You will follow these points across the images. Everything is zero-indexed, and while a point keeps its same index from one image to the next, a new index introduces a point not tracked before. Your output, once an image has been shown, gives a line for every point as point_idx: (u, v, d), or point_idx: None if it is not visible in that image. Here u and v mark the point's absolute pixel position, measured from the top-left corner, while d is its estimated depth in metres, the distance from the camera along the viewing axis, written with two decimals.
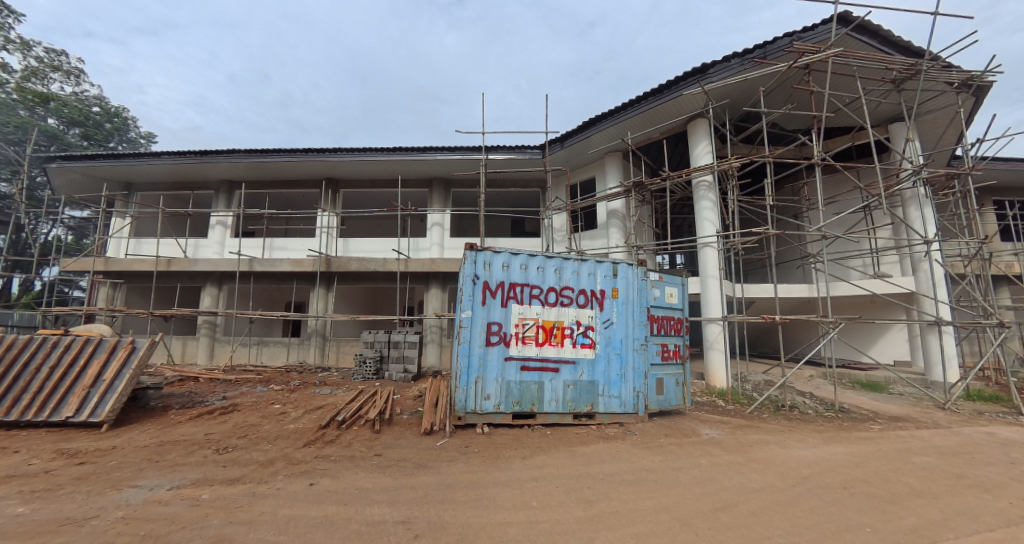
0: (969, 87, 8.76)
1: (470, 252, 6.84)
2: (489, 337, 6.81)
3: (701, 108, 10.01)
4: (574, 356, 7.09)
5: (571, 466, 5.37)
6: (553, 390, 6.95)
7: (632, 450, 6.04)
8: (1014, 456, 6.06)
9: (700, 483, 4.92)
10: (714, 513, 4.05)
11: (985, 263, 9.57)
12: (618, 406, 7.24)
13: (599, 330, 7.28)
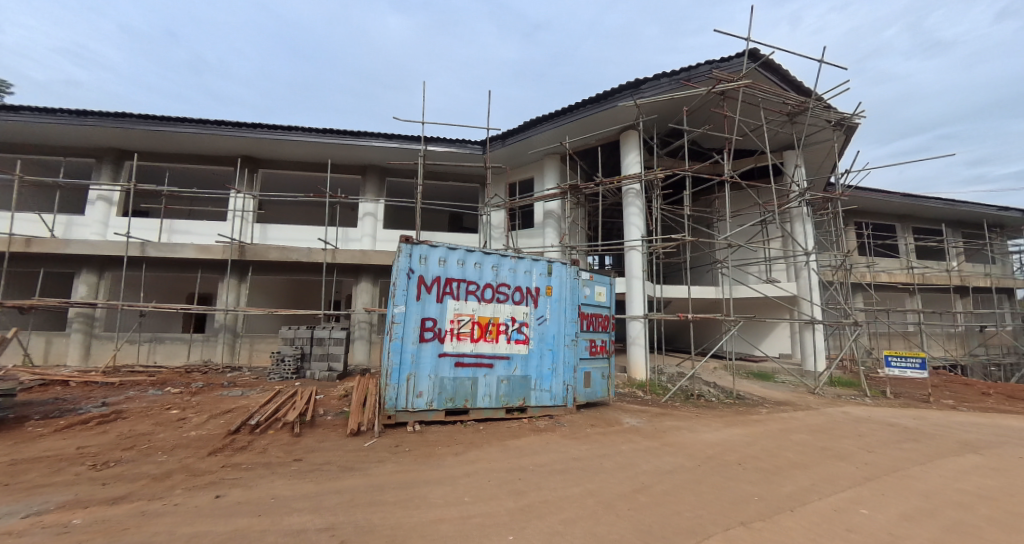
0: (842, 126, 10.58)
1: (404, 245, 6.60)
2: (423, 333, 6.67)
3: (633, 120, 10.74)
4: (509, 352, 7.24)
5: (502, 460, 5.50)
6: (486, 386, 7.04)
7: (563, 441, 6.37)
8: (862, 429, 7.50)
9: (622, 468, 5.34)
10: (634, 495, 4.45)
11: (847, 272, 11.64)
12: (549, 399, 7.55)
13: (532, 326, 7.50)
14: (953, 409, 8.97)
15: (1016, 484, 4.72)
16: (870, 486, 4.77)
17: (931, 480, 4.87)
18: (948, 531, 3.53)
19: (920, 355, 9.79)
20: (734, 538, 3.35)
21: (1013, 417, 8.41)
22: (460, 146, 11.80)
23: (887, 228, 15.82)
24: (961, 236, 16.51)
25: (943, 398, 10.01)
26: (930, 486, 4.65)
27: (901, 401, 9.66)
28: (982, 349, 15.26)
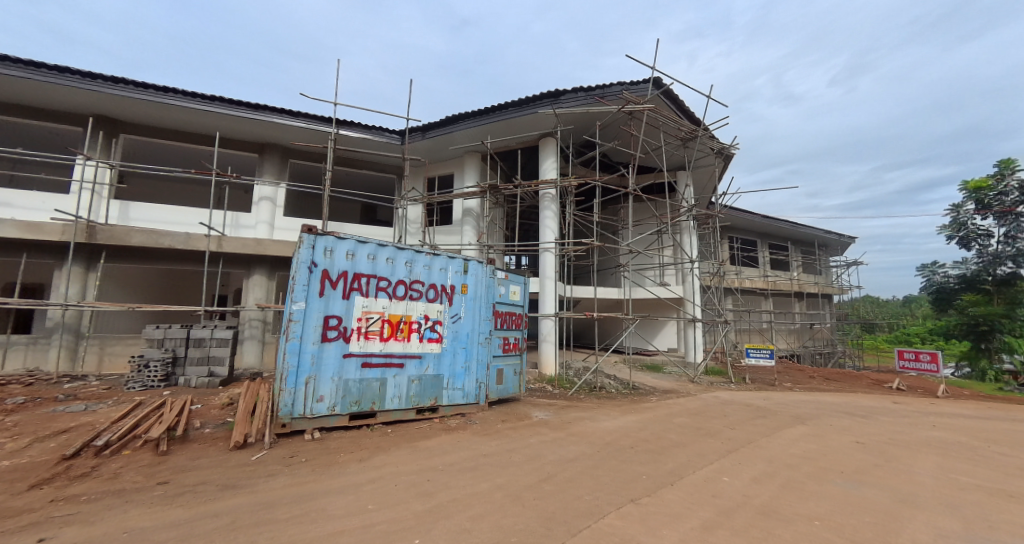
0: (721, 155, 12.37)
1: (306, 233, 4.56)
2: (325, 332, 4.66)
3: (552, 128, 11.15)
4: (421, 350, 5.37)
5: (417, 462, 4.04)
6: (396, 386, 5.13)
7: (476, 438, 4.92)
8: (729, 410, 8.82)
9: (537, 450, 4.83)
10: (549, 480, 3.84)
11: (720, 278, 13.64)
12: (462, 399, 5.77)
13: (449, 324, 5.68)
14: (790, 391, 11.00)
15: (828, 447, 5.93)
16: (732, 456, 5.45)
17: (773, 448, 5.94)
18: (783, 488, 4.34)
19: (768, 348, 11.88)
20: (628, 515, 3.25)
21: (828, 395, 10.64)
22: (374, 134, 11.01)
23: (749, 243, 18.76)
24: (798, 252, 20.34)
25: (783, 382, 12.34)
26: (772, 453, 5.66)
27: (756, 385, 11.57)
28: (810, 342, 19.16)
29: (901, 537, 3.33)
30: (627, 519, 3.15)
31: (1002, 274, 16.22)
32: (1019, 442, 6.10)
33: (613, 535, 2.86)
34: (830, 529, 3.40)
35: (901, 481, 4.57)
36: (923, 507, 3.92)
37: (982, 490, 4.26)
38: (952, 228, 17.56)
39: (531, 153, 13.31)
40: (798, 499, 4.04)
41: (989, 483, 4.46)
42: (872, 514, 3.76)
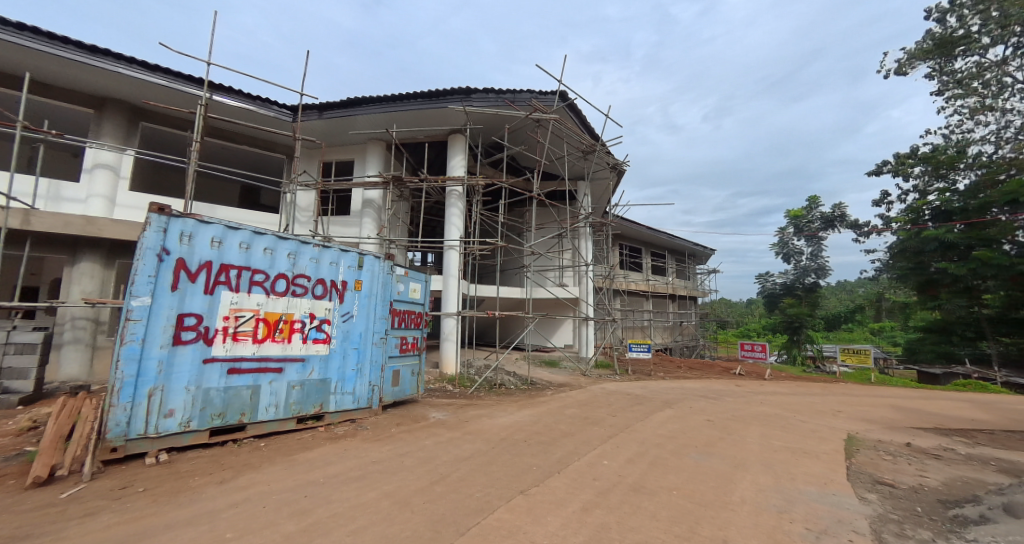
0: (616, 170, 13.47)
1: (156, 215, 3.76)
2: (179, 333, 3.91)
3: (461, 125, 10.98)
4: (304, 353, 4.82)
5: (292, 477, 3.58)
6: (271, 394, 4.52)
7: (365, 444, 4.57)
8: (612, 400, 9.58)
9: (430, 450, 4.66)
10: (441, 481, 3.71)
11: (611, 281, 14.82)
12: (352, 404, 5.33)
13: (338, 324, 5.20)
14: (661, 379, 12.41)
15: (686, 426, 6.79)
16: (612, 441, 5.90)
17: (647, 431, 6.59)
18: (651, 465, 4.83)
19: (647, 342, 13.24)
20: (515, 507, 3.28)
21: (690, 381, 12.25)
22: (258, 106, 9.65)
23: (636, 250, 20.74)
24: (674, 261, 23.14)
25: (657, 372, 13.89)
26: (645, 436, 6.27)
27: (636, 376, 12.82)
28: (680, 337, 21.87)
29: (734, 496, 3.92)
30: (516, 511, 3.19)
31: (809, 283, 20.49)
32: (817, 411, 7.69)
33: (500, 529, 2.85)
34: (684, 497, 3.86)
35: (736, 449, 5.42)
36: (751, 469, 4.68)
37: (788, 450, 5.23)
38: (778, 245, 21.63)
39: (440, 147, 12.98)
40: (661, 474, 4.53)
41: (796, 444, 5.52)
42: (713, 479, 4.38)
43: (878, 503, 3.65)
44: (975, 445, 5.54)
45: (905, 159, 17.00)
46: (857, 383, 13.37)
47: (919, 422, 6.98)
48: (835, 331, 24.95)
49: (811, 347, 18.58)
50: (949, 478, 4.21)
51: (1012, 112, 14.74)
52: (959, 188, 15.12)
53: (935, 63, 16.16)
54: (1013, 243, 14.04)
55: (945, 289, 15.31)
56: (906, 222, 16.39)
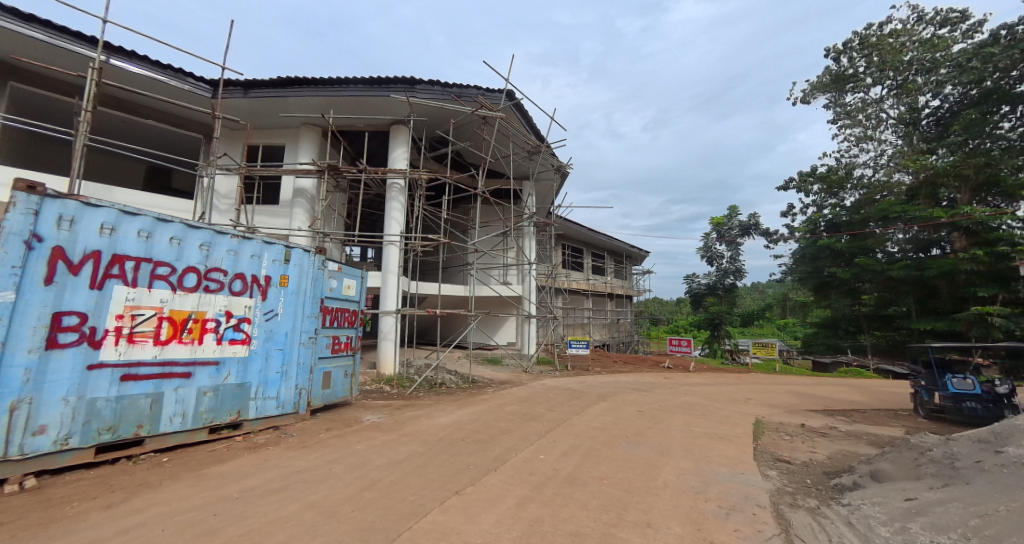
0: (560, 171, 13.78)
1: (24, 195, 3.09)
2: (55, 335, 3.24)
3: (405, 116, 10.64)
4: (218, 356, 4.36)
5: (203, 493, 3.26)
6: (177, 403, 4.00)
7: (289, 453, 4.28)
8: (550, 395, 9.83)
9: (362, 454, 4.48)
10: (374, 487, 3.58)
11: (552, 279, 15.20)
12: (275, 410, 4.95)
13: (259, 324, 4.79)
14: (598, 374, 12.95)
15: (618, 418, 7.16)
16: (549, 436, 6.06)
17: (581, 424, 6.84)
18: (584, 457, 5.04)
19: (585, 339, 13.76)
20: (450, 508, 3.26)
21: (624, 375, 12.92)
22: (167, 76, 8.64)
23: (577, 250, 21.41)
24: (612, 261, 24.23)
25: (594, 367, 14.47)
26: (580, 429, 6.51)
27: (574, 371, 13.26)
28: (617, 333, 22.91)
29: (658, 481, 4.20)
30: (450, 513, 3.16)
31: (728, 284, 22.48)
32: (731, 398, 8.46)
33: (432, 532, 2.82)
34: (613, 485, 4.07)
35: (662, 438, 5.80)
36: (673, 455, 5.05)
37: (706, 436, 5.70)
38: (703, 249, 23.39)
39: (381, 137, 12.51)
40: (593, 465, 4.73)
41: (711, 430, 6.03)
42: (640, 467, 4.66)
43: (778, 478, 4.10)
44: (853, 423, 6.43)
45: (806, 177, 19.14)
46: (765, 373, 14.89)
47: (811, 406, 7.93)
48: (748, 327, 27.61)
49: (728, 341, 20.37)
50: (833, 452, 4.85)
51: (887, 142, 17.19)
52: (847, 204, 17.36)
53: (831, 95, 18.41)
54: (885, 252, 16.16)
55: (835, 290, 17.54)
56: (806, 232, 18.48)
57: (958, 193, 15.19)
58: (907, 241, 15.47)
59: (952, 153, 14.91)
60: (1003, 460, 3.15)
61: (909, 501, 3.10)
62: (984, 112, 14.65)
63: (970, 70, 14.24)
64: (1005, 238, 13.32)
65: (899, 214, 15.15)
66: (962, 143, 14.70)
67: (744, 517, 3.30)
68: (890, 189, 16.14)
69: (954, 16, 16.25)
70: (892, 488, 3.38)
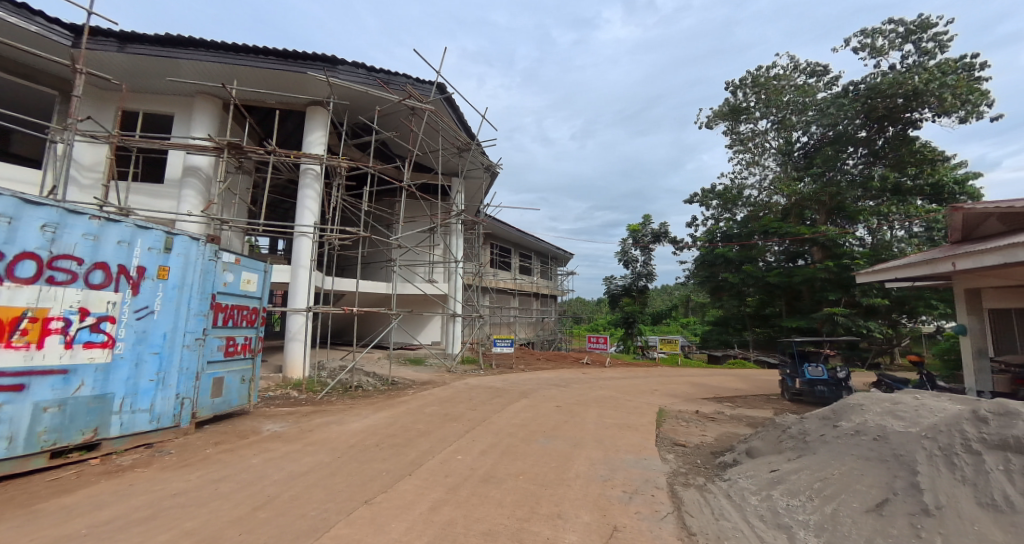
0: (490, 170, 13.86)
1: None
2: None
3: (324, 98, 9.90)
4: (66, 363, 3.62)
5: (37, 532, 2.69)
6: (2, 422, 3.21)
7: (163, 474, 3.73)
8: (472, 395, 9.79)
9: (256, 469, 4.05)
10: (269, 504, 3.26)
11: (478, 278, 15.21)
12: (147, 424, 4.28)
13: (127, 323, 4.10)
14: (521, 372, 13.20)
15: (537, 414, 7.34)
16: (467, 436, 6.01)
17: (500, 422, 6.90)
18: (502, 454, 5.09)
19: (510, 337, 13.90)
20: (356, 519, 3.08)
21: (546, 372, 13.31)
22: (7, 11, 7.03)
23: (505, 250, 21.63)
24: (538, 261, 24.91)
25: (518, 364, 14.74)
26: (499, 427, 6.56)
27: (498, 370, 13.37)
28: (541, 332, 23.55)
29: (571, 473, 4.37)
30: (356, 524, 2.98)
31: (641, 286, 24.25)
32: (639, 390, 9.14)
33: None
34: (529, 480, 4.15)
35: (576, 431, 6.05)
36: (586, 446, 5.28)
37: (616, 426, 6.07)
38: (620, 253, 24.95)
39: (297, 118, 11.53)
40: (510, 462, 4.77)
41: (621, 420, 6.44)
42: (555, 460, 4.82)
43: (674, 461, 4.49)
44: (736, 407, 7.29)
45: (707, 194, 21.30)
46: (669, 366, 16.30)
47: (705, 394, 8.84)
48: (657, 326, 30.05)
49: (640, 338, 21.95)
50: (720, 434, 5.44)
51: (769, 168, 19.73)
52: (738, 218, 19.67)
53: (728, 123, 20.72)
54: (765, 262, 18.66)
55: (727, 293, 19.79)
56: (705, 241, 20.57)
57: (818, 214, 18.02)
58: (781, 253, 18.06)
59: (815, 181, 17.68)
60: (840, 431, 3.72)
61: (773, 472, 3.57)
62: (837, 150, 17.53)
63: (830, 114, 17.01)
64: (848, 253, 16.36)
65: (776, 230, 17.55)
66: (822, 174, 17.51)
67: (643, 499, 3.55)
68: (769, 208, 18.66)
69: (819, 68, 19.22)
70: (762, 462, 3.87)
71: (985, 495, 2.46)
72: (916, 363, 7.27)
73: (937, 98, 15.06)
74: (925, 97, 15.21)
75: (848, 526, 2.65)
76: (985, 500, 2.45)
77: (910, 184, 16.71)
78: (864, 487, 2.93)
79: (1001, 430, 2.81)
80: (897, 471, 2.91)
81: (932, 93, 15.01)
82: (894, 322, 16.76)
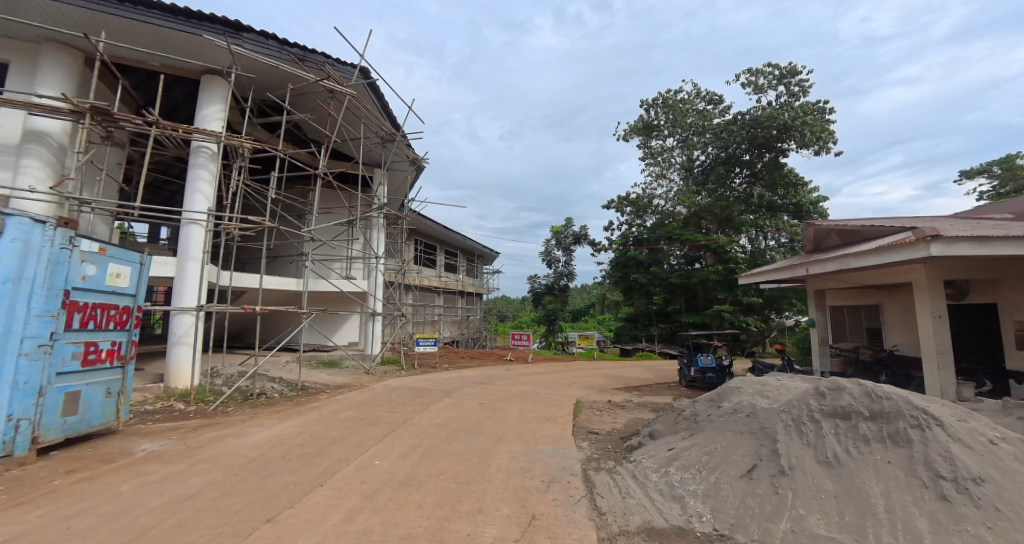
0: (416, 164, 13.60)
1: None
2: None
3: (223, 67, 8.85)
4: None
5: None
6: None
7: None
8: (392, 396, 9.50)
9: (127, 498, 3.56)
10: (142, 538, 2.89)
11: (401, 275, 14.79)
12: None
13: None
14: (444, 371, 13.12)
15: (459, 413, 7.37)
16: (386, 440, 5.85)
17: (422, 423, 6.82)
18: (423, 455, 5.06)
19: (434, 336, 13.70)
20: (255, 541, 2.88)
21: (469, 370, 13.37)
22: None
23: (430, 247, 21.23)
24: (464, 259, 24.85)
25: (441, 363, 14.60)
26: (420, 428, 6.47)
27: (421, 370, 13.14)
28: (466, 330, 23.53)
29: (492, 468, 4.50)
30: None
31: (562, 285, 25.43)
32: (558, 384, 9.61)
33: None
34: (449, 479, 4.20)
35: (498, 426, 6.21)
36: (506, 441, 5.46)
37: (537, 419, 6.34)
38: (544, 253, 25.88)
39: (188, 86, 10.17)
40: (430, 462, 4.76)
41: (540, 413, 6.74)
42: (477, 457, 4.91)
43: (588, 448, 4.84)
44: (642, 396, 8.00)
45: (622, 201, 22.94)
46: (587, 360, 17.32)
47: (616, 385, 9.57)
48: (576, 322, 31.68)
49: (560, 334, 22.92)
50: (629, 421, 5.96)
51: (674, 181, 21.86)
52: (647, 225, 21.49)
53: (641, 138, 22.54)
54: (669, 264, 20.70)
55: (637, 292, 21.55)
56: (620, 244, 22.14)
57: (712, 224, 20.42)
58: (681, 257, 20.51)
59: (710, 195, 20.04)
60: (723, 410, 4.30)
61: (671, 451, 4.04)
62: (727, 170, 20.00)
63: (723, 138, 19.38)
64: (734, 258, 18.76)
65: (678, 236, 19.76)
66: (715, 190, 19.89)
67: (560, 486, 3.79)
68: (673, 216, 20.70)
69: (715, 97, 21.72)
70: (661, 442, 4.35)
71: (822, 455, 3.10)
72: (779, 351, 8.49)
73: (800, 133, 17.96)
74: (792, 132, 18.02)
75: (727, 491, 3.12)
76: (822, 458, 3.08)
77: (781, 202, 19.66)
78: (739, 456, 3.45)
79: (834, 401, 3.49)
80: (764, 440, 3.48)
81: (797, 129, 17.85)
82: (767, 318, 19.62)
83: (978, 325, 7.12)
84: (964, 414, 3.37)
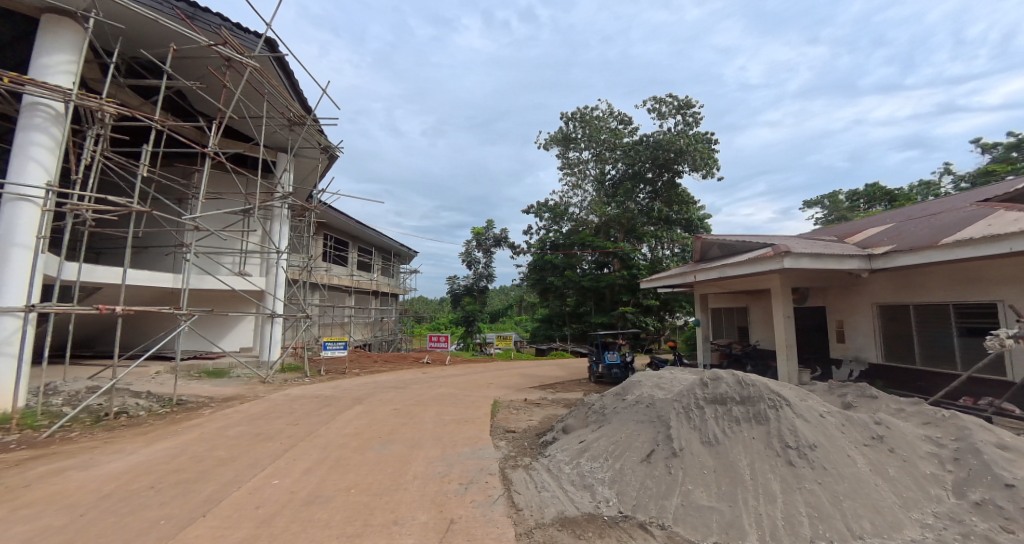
0: (327, 151, 12.74)
1: None
2: None
3: (79, 10, 7.29)
4: None
5: None
6: None
7: None
8: (293, 407, 8.76)
9: None
10: None
11: (305, 272, 13.70)
12: None
13: None
14: (354, 376, 12.45)
15: (371, 420, 7.10)
16: (286, 456, 5.42)
17: (329, 434, 6.42)
18: (330, 469, 4.80)
19: (343, 340, 12.92)
20: None
21: (383, 374, 12.87)
22: None
23: (341, 244, 19.96)
24: (379, 258, 23.80)
25: (352, 369, 13.83)
26: (326, 440, 6.10)
27: (327, 376, 12.32)
28: (379, 331, 22.62)
29: (407, 476, 4.44)
30: None
31: (481, 286, 25.71)
32: (475, 385, 9.72)
33: None
34: (359, 492, 4.05)
35: (413, 432, 6.11)
36: (422, 446, 5.41)
37: (455, 422, 6.37)
38: (464, 254, 25.89)
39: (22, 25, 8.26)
40: (338, 476, 4.55)
41: (456, 416, 6.76)
42: (390, 465, 4.80)
43: (504, 446, 5.01)
44: (554, 393, 8.42)
45: (541, 207, 23.88)
46: (503, 360, 17.68)
47: (531, 384, 9.94)
48: (495, 322, 32.18)
49: (478, 335, 23.12)
50: (543, 418, 6.26)
51: (588, 192, 23.35)
52: (563, 231, 22.74)
53: (559, 149, 23.72)
54: (581, 269, 21.99)
55: (552, 294, 22.67)
56: (537, 248, 23.05)
57: (619, 233, 22.26)
58: (591, 265, 21.62)
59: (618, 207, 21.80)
60: (626, 403, 4.77)
61: (581, 443, 4.37)
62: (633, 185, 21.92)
63: (631, 156, 21.23)
64: (636, 265, 20.57)
65: (590, 243, 21.08)
66: (623, 201, 21.69)
67: (477, 488, 3.90)
68: (585, 225, 22.22)
69: (625, 118, 23.67)
70: (573, 436, 4.67)
71: (705, 436, 3.62)
72: (670, 348, 9.51)
73: (692, 158, 20.41)
74: (686, 156, 20.41)
75: (629, 475, 3.49)
76: (705, 439, 3.60)
77: (677, 217, 22.02)
78: (640, 443, 3.89)
79: (714, 389, 4.09)
80: (659, 428, 3.95)
81: (689, 154, 20.25)
82: (662, 318, 21.92)
83: (815, 325, 8.76)
84: (805, 396, 4.16)
